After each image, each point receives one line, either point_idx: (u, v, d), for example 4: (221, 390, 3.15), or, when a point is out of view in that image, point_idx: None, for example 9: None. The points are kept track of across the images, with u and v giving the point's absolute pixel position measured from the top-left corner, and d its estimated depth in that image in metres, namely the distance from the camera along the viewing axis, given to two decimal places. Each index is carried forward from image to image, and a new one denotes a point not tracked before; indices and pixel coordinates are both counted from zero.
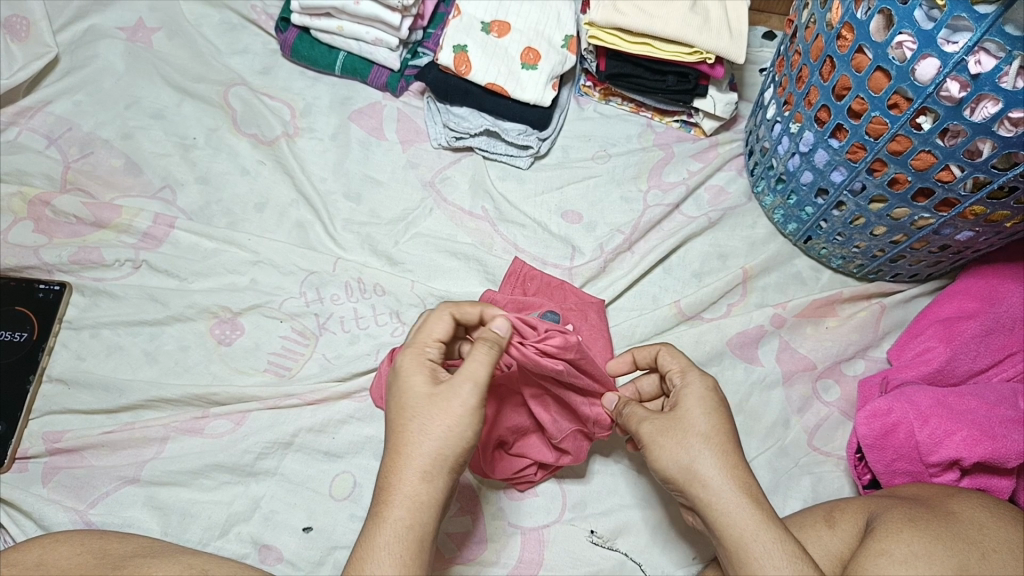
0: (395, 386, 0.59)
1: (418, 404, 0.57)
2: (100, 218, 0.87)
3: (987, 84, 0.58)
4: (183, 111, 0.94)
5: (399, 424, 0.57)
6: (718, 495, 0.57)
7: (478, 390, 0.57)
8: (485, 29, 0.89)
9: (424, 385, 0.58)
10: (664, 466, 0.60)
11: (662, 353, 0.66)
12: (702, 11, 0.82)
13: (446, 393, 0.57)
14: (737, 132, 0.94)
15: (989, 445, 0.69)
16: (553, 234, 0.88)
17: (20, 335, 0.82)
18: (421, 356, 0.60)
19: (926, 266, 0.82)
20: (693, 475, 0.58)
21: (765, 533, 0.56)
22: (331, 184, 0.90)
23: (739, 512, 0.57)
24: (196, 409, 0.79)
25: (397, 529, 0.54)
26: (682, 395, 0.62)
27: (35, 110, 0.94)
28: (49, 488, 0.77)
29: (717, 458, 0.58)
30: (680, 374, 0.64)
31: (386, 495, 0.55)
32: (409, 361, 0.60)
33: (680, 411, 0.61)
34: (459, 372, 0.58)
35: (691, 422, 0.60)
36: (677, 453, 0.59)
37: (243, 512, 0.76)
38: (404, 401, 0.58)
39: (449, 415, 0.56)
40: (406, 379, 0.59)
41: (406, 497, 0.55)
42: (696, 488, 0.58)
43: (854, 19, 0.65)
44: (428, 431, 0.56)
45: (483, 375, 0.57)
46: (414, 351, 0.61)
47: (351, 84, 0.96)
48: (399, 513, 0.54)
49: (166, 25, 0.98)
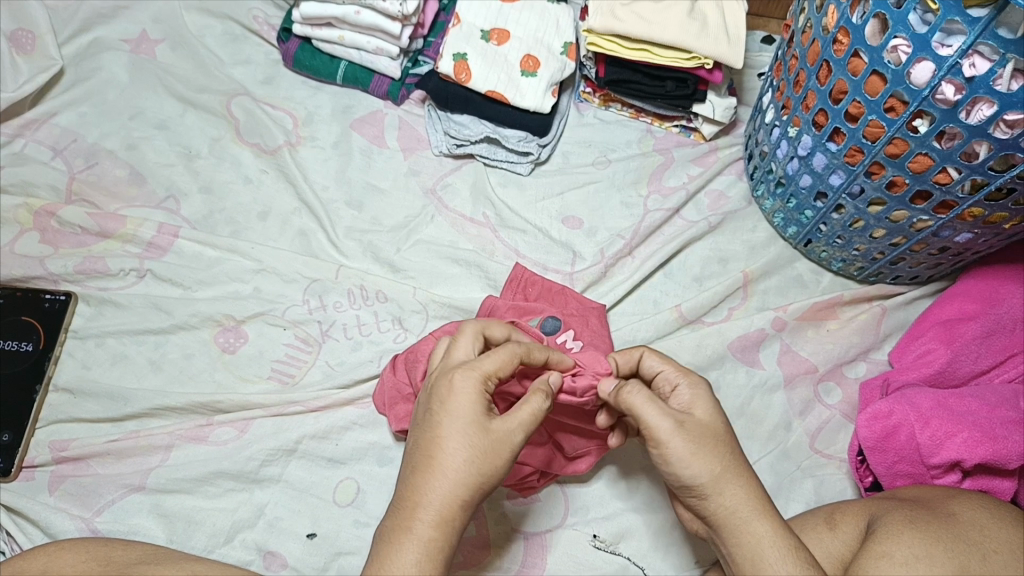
0: (446, 404, 0.58)
1: (469, 431, 0.57)
2: (104, 228, 0.88)
3: (982, 87, 0.58)
4: (187, 122, 0.95)
5: (446, 445, 0.56)
6: (743, 504, 0.57)
7: (525, 439, 0.59)
8: (484, 37, 0.90)
9: (479, 414, 0.57)
10: (691, 472, 0.57)
11: (648, 357, 0.64)
12: (700, 17, 0.83)
13: (500, 433, 0.57)
14: (736, 136, 0.94)
15: (989, 447, 0.69)
16: (554, 239, 0.89)
17: (26, 344, 0.83)
18: (482, 384, 0.58)
19: (926, 268, 0.82)
20: (723, 483, 0.57)
21: (784, 541, 0.56)
22: (333, 193, 0.91)
23: (762, 522, 0.56)
24: (200, 416, 0.80)
25: (428, 548, 0.54)
26: (696, 399, 0.60)
27: (41, 122, 0.95)
28: (55, 496, 0.77)
29: (740, 465, 0.58)
30: (683, 374, 0.62)
31: (421, 511, 0.55)
32: (468, 384, 0.58)
33: (700, 415, 0.59)
34: (515, 416, 0.58)
35: (715, 428, 0.58)
36: (711, 462, 0.57)
37: (248, 519, 0.76)
38: (456, 423, 0.57)
39: (498, 453, 0.57)
40: (462, 402, 0.57)
41: (441, 519, 0.55)
42: (722, 496, 0.57)
43: (849, 24, 0.65)
44: (475, 462, 0.56)
45: (533, 427, 0.59)
46: (475, 376, 0.58)
47: (353, 93, 0.97)
48: (432, 532, 0.55)
49: (168, 37, 0.99)
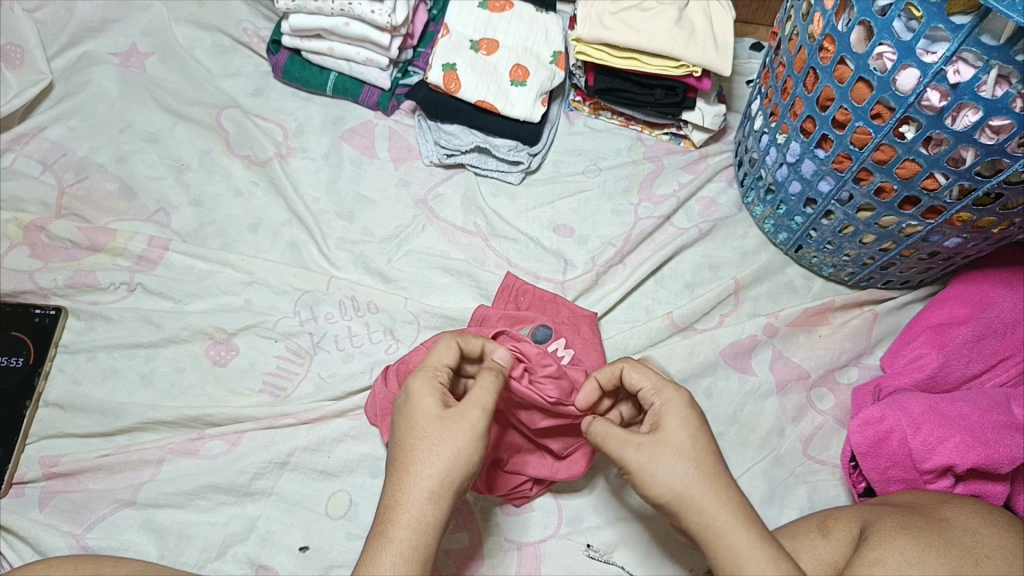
0: (405, 408, 0.59)
1: (428, 424, 0.57)
2: (95, 242, 0.87)
3: (967, 93, 0.58)
4: (177, 135, 0.95)
5: (409, 444, 0.57)
6: (713, 518, 0.55)
7: (487, 415, 0.58)
8: (473, 47, 0.90)
9: (435, 406, 0.58)
10: (655, 491, 0.57)
11: (627, 371, 0.64)
12: (688, 25, 0.83)
13: (456, 415, 0.58)
14: (726, 143, 0.94)
15: (982, 451, 0.69)
16: (545, 248, 0.89)
17: (16, 360, 0.83)
18: (433, 378, 0.61)
19: (916, 273, 0.82)
20: (687, 500, 0.56)
21: (760, 555, 0.54)
22: (324, 204, 0.91)
23: (736, 534, 0.55)
24: (192, 430, 0.80)
25: (403, 550, 0.54)
26: (665, 415, 0.60)
27: (31, 136, 0.94)
28: (45, 512, 0.77)
29: (708, 479, 0.57)
30: (657, 392, 0.62)
31: (393, 514, 0.55)
32: (420, 381, 0.60)
33: (666, 431, 0.59)
34: (469, 397, 0.59)
35: (680, 443, 0.58)
36: (671, 478, 0.56)
37: (240, 532, 0.76)
38: (415, 421, 0.58)
39: (458, 438, 0.57)
40: (418, 400, 0.59)
41: (413, 518, 0.55)
42: (689, 512, 0.56)
43: (835, 32, 0.65)
44: (436, 452, 0.56)
45: (491, 402, 0.59)
46: (426, 373, 0.61)
47: (343, 104, 0.97)
48: (407, 533, 0.54)
49: (158, 50, 0.99)
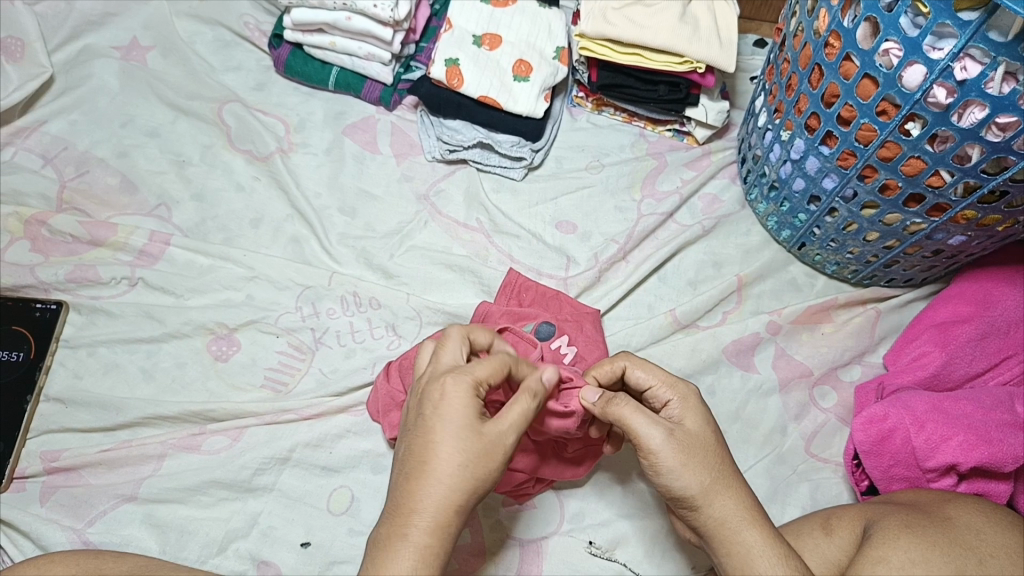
0: (437, 409, 0.56)
1: (462, 436, 0.55)
2: (96, 237, 0.87)
3: (974, 90, 0.58)
4: (178, 129, 0.95)
5: (439, 451, 0.55)
6: (732, 514, 0.56)
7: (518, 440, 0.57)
8: (476, 42, 0.90)
9: (471, 417, 0.56)
10: (680, 484, 0.56)
11: (632, 370, 0.62)
12: (692, 21, 0.83)
13: (493, 436, 0.56)
14: (729, 140, 0.94)
15: (985, 450, 0.69)
16: (548, 244, 0.88)
17: (17, 355, 0.82)
18: (472, 387, 0.57)
19: (920, 271, 0.82)
20: (713, 494, 0.56)
21: (773, 552, 0.55)
22: (325, 200, 0.91)
23: (751, 531, 0.56)
24: (194, 425, 0.79)
25: (422, 554, 0.54)
26: (686, 410, 0.59)
27: (31, 130, 0.94)
28: (47, 507, 0.77)
29: (729, 476, 0.57)
30: (672, 387, 0.60)
31: (415, 517, 0.54)
32: (456, 386, 0.57)
33: (691, 428, 0.58)
34: (505, 418, 0.57)
35: (705, 438, 0.58)
36: (700, 473, 0.56)
37: (241, 528, 0.75)
38: (449, 429, 0.55)
39: (491, 458, 0.56)
40: (454, 407, 0.56)
41: (435, 524, 0.54)
42: (712, 507, 0.56)
43: (841, 28, 0.65)
44: (466, 466, 0.55)
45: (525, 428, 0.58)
46: (466, 380, 0.57)
47: (344, 99, 0.96)
48: (427, 538, 0.54)
49: (159, 43, 0.99)
